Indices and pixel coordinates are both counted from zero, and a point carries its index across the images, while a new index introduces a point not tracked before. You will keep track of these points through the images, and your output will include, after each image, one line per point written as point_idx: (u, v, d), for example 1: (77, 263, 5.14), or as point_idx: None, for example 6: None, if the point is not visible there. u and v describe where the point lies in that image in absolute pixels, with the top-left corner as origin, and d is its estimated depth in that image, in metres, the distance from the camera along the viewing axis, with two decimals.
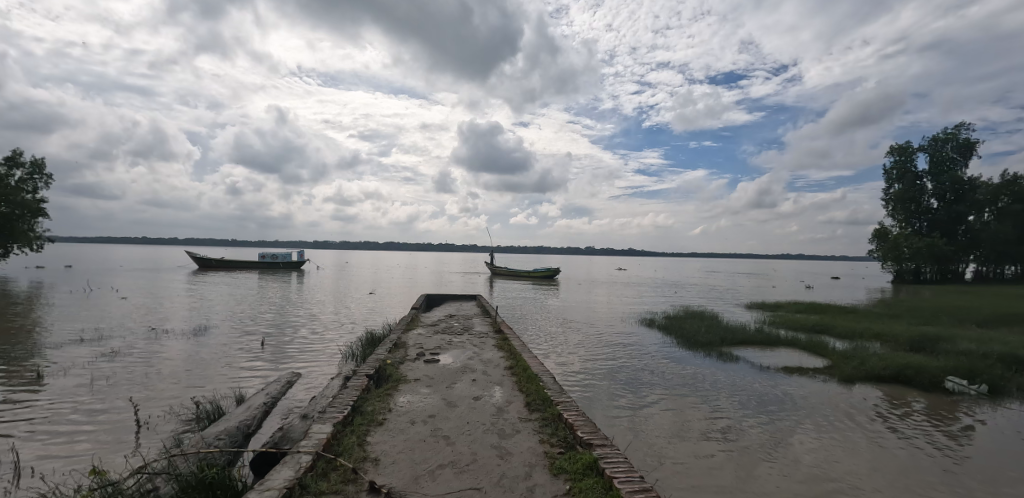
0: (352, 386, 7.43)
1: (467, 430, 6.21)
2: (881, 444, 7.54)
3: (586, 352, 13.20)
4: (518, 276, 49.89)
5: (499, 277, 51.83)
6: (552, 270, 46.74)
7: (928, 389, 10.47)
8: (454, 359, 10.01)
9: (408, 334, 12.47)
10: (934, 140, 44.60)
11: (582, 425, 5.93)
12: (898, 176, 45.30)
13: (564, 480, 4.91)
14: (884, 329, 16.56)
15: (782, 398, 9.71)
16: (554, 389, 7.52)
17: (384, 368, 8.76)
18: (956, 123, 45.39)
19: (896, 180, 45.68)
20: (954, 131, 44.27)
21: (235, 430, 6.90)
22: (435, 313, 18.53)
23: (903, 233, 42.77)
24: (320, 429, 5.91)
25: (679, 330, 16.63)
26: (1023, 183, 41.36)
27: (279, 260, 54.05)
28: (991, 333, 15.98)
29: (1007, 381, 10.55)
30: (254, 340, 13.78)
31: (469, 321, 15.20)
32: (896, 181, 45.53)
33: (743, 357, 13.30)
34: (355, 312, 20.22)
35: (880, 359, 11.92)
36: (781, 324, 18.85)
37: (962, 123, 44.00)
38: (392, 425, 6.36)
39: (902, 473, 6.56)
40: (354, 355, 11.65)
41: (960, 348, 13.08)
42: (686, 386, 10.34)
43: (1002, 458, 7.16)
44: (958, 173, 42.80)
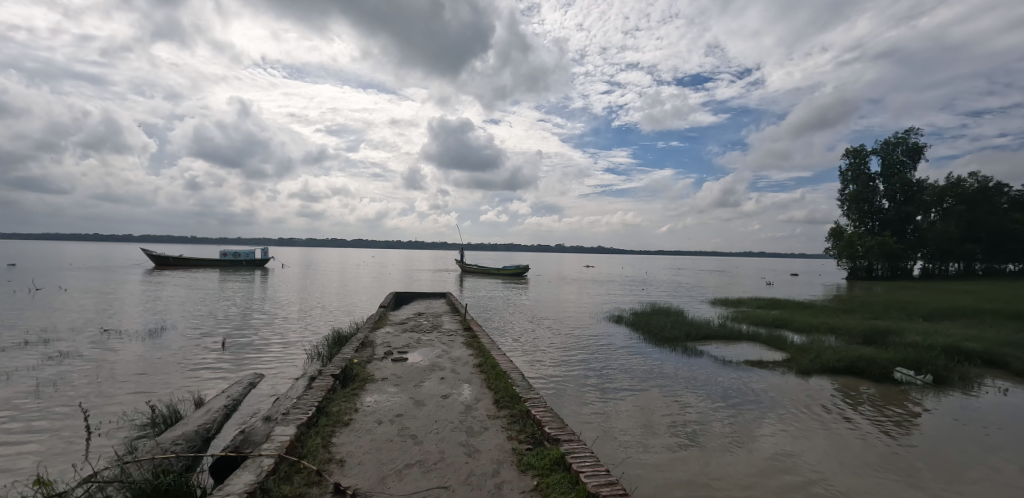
0: (316, 387, 7.22)
1: (434, 429, 6.13)
2: (836, 434, 7.87)
3: (555, 349, 13.31)
4: (489, 274, 49.78)
5: (470, 274, 51.75)
6: (522, 268, 46.94)
7: (878, 380, 11.00)
8: (422, 357, 9.88)
9: (375, 333, 12.25)
10: (885, 144, 46.82)
11: (550, 421, 5.94)
12: (852, 177, 47.44)
13: (531, 477, 4.91)
14: (837, 323, 17.35)
15: (745, 391, 10.02)
16: (523, 386, 7.51)
17: (350, 367, 8.56)
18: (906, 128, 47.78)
19: (851, 182, 47.82)
20: (903, 135, 46.58)
21: (193, 434, 6.61)
22: (402, 311, 18.23)
23: (857, 232, 44.89)
24: (283, 431, 5.72)
25: (646, 325, 16.98)
26: (965, 185, 43.89)
27: (242, 258, 52.29)
28: (934, 326, 16.94)
29: (950, 372, 11.18)
30: (214, 341, 13.29)
31: (438, 319, 15.06)
32: (851, 182, 47.69)
33: (707, 351, 13.67)
34: (321, 310, 19.81)
35: (835, 352, 12.46)
36: (743, 319, 19.50)
37: (911, 128, 46.31)
38: (359, 425, 6.23)
39: (856, 460, 6.88)
40: (320, 355, 11.36)
41: (907, 341, 13.83)
42: (652, 381, 10.53)
43: (947, 445, 7.56)
44: (906, 175, 45.21)
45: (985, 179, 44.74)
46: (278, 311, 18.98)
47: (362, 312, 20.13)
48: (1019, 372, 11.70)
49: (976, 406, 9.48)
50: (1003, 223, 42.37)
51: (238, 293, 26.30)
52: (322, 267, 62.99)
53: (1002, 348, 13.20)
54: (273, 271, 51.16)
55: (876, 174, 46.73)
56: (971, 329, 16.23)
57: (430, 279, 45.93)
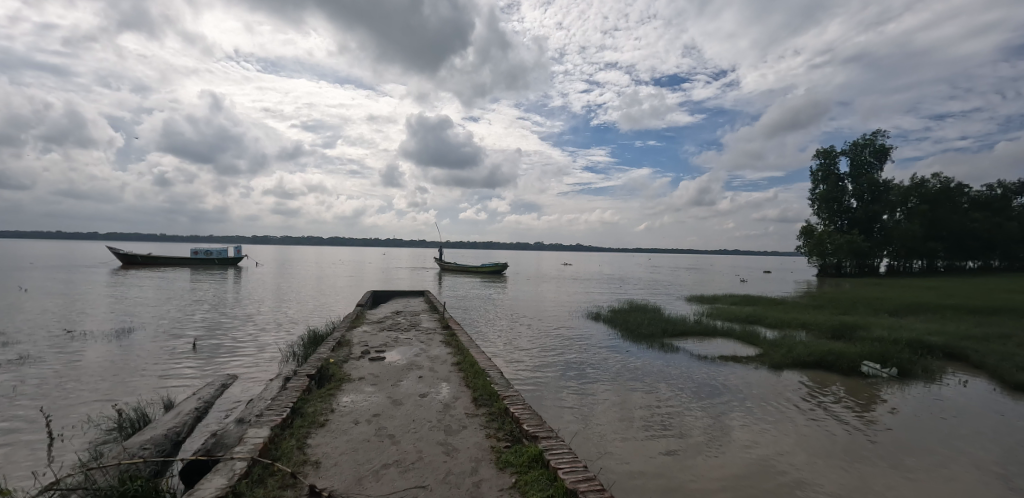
0: (291, 388, 7.07)
1: (412, 429, 6.08)
2: (808, 426, 8.11)
3: (534, 347, 13.35)
4: (467, 271, 49.71)
5: (449, 272, 51.62)
6: (500, 266, 47.00)
7: (846, 373, 11.35)
8: (400, 356, 9.78)
9: (352, 332, 12.07)
10: (854, 145, 48.25)
11: (528, 418, 5.95)
12: (823, 177, 48.80)
13: (509, 474, 4.91)
14: (807, 319, 17.87)
15: (720, 386, 10.23)
16: (501, 384, 7.50)
17: (326, 367, 8.42)
18: (874, 130, 49.26)
19: (821, 182, 49.19)
20: (871, 137, 48.05)
21: (162, 437, 6.40)
22: (381, 310, 18.04)
23: (827, 230, 46.31)
24: (256, 433, 5.58)
25: (624, 322, 17.18)
26: (929, 185, 45.63)
27: (214, 257, 51.06)
28: (898, 321, 17.60)
29: (914, 365, 11.62)
30: (185, 342, 12.90)
31: (416, 318, 14.94)
32: (822, 182, 49.05)
33: (683, 347, 13.91)
34: (297, 310, 19.48)
35: (806, 346, 12.81)
36: (718, 315, 19.92)
37: (878, 130, 47.80)
38: (335, 426, 6.12)
39: (827, 452, 7.09)
40: (295, 355, 11.15)
41: (874, 335, 14.32)
42: (629, 378, 10.64)
43: (912, 435, 7.85)
44: (874, 176, 46.76)
45: (947, 180, 46.62)
46: (251, 311, 18.56)
47: (339, 311, 19.85)
48: (977, 363, 12.25)
49: (937, 397, 9.88)
50: (963, 223, 44.24)
51: (209, 293, 25.67)
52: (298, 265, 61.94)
53: (961, 341, 13.79)
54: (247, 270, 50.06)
55: (846, 175, 48.19)
56: (933, 324, 16.88)
57: (407, 277, 45.58)
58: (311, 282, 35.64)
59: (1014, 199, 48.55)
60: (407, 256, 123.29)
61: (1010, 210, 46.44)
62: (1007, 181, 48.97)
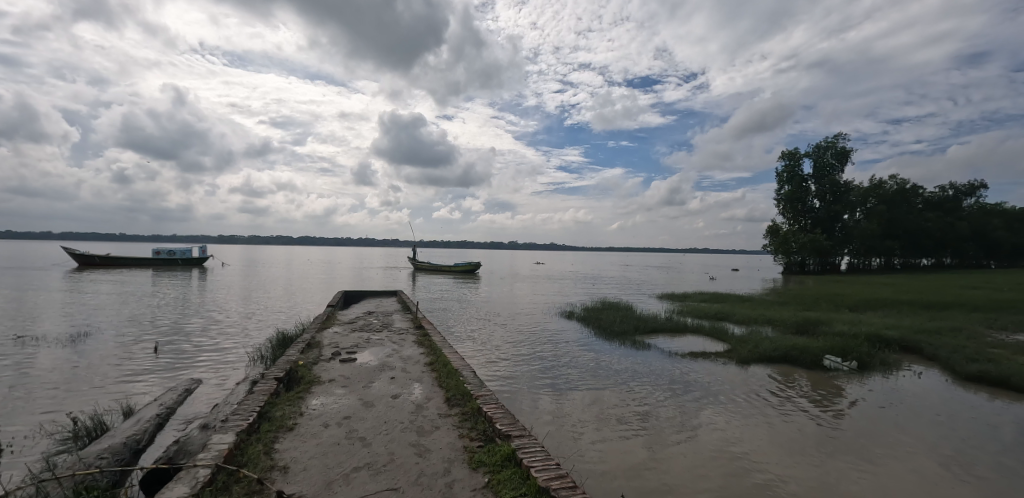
0: (258, 391, 6.87)
1: (384, 430, 5.99)
2: (774, 419, 8.36)
3: (507, 345, 13.36)
4: (441, 270, 49.44)
5: (423, 272, 51.18)
6: (473, 265, 46.91)
7: (809, 367, 11.77)
8: (372, 357, 9.64)
9: (322, 333, 11.83)
10: (817, 147, 49.77)
11: (501, 417, 5.95)
12: (787, 179, 50.36)
13: (482, 474, 4.89)
14: (773, 315, 18.44)
15: (690, 381, 10.44)
16: (474, 384, 7.47)
17: (295, 370, 8.22)
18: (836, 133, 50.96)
19: (786, 183, 50.77)
20: (833, 140, 49.67)
21: (121, 446, 6.13)
22: (353, 310, 17.78)
23: (791, 229, 47.97)
24: (220, 439, 5.39)
25: (597, 320, 17.37)
26: (886, 187, 47.66)
27: (178, 257, 49.53)
28: (856, 316, 18.38)
29: (872, 358, 12.15)
30: (146, 346, 12.38)
31: (389, 318, 14.74)
32: (786, 183, 50.69)
33: (654, 344, 14.18)
34: (265, 311, 19.00)
35: (771, 342, 13.22)
36: (688, 312, 20.40)
37: (840, 133, 49.46)
38: (304, 429, 5.98)
39: (793, 444, 7.32)
40: (263, 358, 10.86)
41: (836, 330, 14.91)
42: (601, 375, 10.76)
43: (872, 426, 8.17)
44: (835, 177, 48.60)
45: (903, 182, 48.85)
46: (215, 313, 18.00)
47: (309, 311, 19.46)
48: (930, 356, 12.88)
49: (893, 388, 10.36)
50: (917, 222, 46.44)
51: (169, 294, 24.75)
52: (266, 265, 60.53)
53: (914, 335, 14.49)
54: (212, 270, 48.60)
55: (809, 176, 49.89)
56: (889, 319, 17.70)
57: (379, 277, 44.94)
58: (279, 282, 34.89)
59: (965, 200, 51.14)
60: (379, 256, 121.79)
61: (960, 211, 48.99)
62: (958, 183, 51.56)
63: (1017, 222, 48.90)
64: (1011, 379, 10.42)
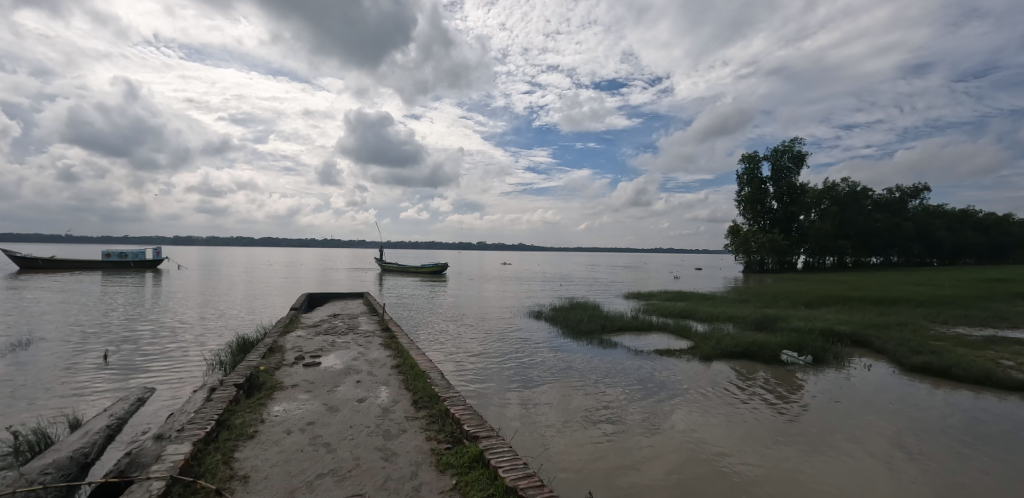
0: (216, 399, 6.61)
1: (349, 435, 5.87)
2: (737, 413, 8.68)
3: (476, 346, 13.35)
4: (409, 271, 48.83)
5: (391, 273, 50.57)
6: (441, 266, 46.74)
7: (768, 362, 12.26)
8: (337, 361, 9.44)
9: (285, 338, 11.48)
10: (775, 151, 51.75)
11: (469, 418, 5.94)
12: (747, 181, 52.26)
13: (450, 476, 4.85)
14: (733, 312, 19.14)
15: (656, 379, 10.67)
16: (442, 385, 7.43)
17: (256, 375, 7.96)
18: (792, 137, 53.13)
19: (746, 185, 52.68)
20: (790, 144, 51.77)
21: (67, 460, 5.76)
22: (318, 313, 17.37)
23: (752, 230, 49.87)
24: (175, 450, 5.14)
25: (565, 320, 17.58)
26: (838, 189, 50.19)
27: (131, 259, 47.13)
28: (810, 312, 19.28)
29: (826, 352, 12.76)
30: (93, 355, 11.68)
31: (355, 320, 14.48)
32: (746, 186, 52.52)
33: (620, 342, 14.44)
34: (224, 315, 18.32)
35: (733, 338, 13.68)
36: (653, 310, 20.91)
37: (796, 138, 51.71)
38: (266, 437, 5.78)
39: (754, 436, 7.64)
40: (222, 364, 10.46)
41: (792, 326, 15.60)
42: (569, 374, 10.89)
43: (826, 418, 8.57)
44: (791, 180, 50.70)
45: (854, 184, 51.55)
46: (169, 318, 17.17)
47: (271, 315, 18.84)
48: (878, 349, 13.63)
49: (847, 381, 10.90)
50: (867, 222, 49.09)
51: (118, 300, 23.46)
52: (228, 267, 58.19)
53: (862, 329, 15.33)
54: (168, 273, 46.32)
55: (767, 179, 51.87)
56: (840, 314, 18.65)
57: (344, 279, 43.94)
58: (238, 285, 33.62)
59: (910, 201, 54.32)
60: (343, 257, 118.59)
61: (905, 212, 52.13)
62: (905, 185, 54.65)
63: (956, 222, 52.24)
64: (952, 369, 11.18)
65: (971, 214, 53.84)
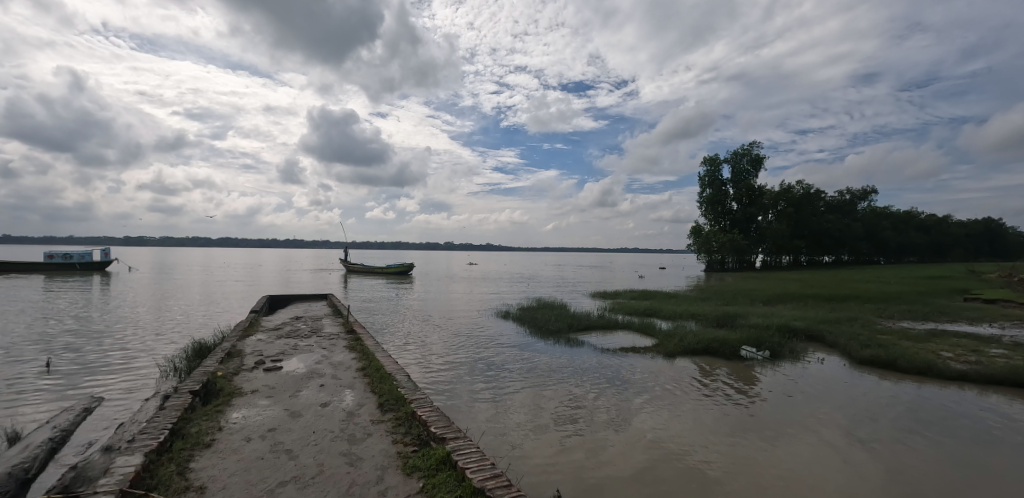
0: (170, 407, 6.31)
1: (312, 441, 5.72)
2: (699, 408, 8.98)
3: (444, 347, 13.26)
4: (374, 271, 48.03)
5: (356, 274, 49.65)
6: (407, 266, 46.30)
7: (729, 358, 12.71)
8: (299, 364, 9.18)
9: (244, 342, 11.08)
10: (734, 154, 53.59)
11: (435, 420, 5.91)
12: (709, 183, 53.97)
13: (417, 479, 4.79)
14: (695, 310, 19.76)
15: (623, 377, 10.86)
16: (409, 387, 7.33)
17: (213, 381, 7.65)
18: (752, 142, 55.13)
19: (707, 186, 54.40)
20: (749, 147, 53.70)
21: (4, 477, 5.36)
22: (280, 315, 16.85)
23: (713, 230, 51.60)
24: (125, 462, 4.86)
25: (532, 319, 17.75)
26: (793, 191, 52.50)
27: (75, 262, 44.41)
28: (767, 309, 20.14)
29: (782, 347, 13.34)
30: (30, 365, 10.88)
31: (319, 323, 14.12)
32: (707, 187, 54.22)
33: (587, 341, 14.66)
34: (179, 320, 17.51)
35: (695, 336, 14.12)
36: (619, 309, 21.35)
37: (754, 142, 53.72)
38: (223, 445, 5.56)
39: (716, 430, 7.92)
40: (177, 370, 10.00)
41: (751, 322, 16.25)
42: (537, 373, 10.98)
43: (783, 411, 8.95)
44: (749, 182, 52.78)
45: (808, 187, 54.06)
46: (117, 324, 16.22)
47: (229, 318, 18.14)
48: (830, 343, 14.35)
49: (801, 374, 11.42)
50: (820, 223, 51.63)
51: (59, 304, 22.06)
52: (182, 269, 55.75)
53: (814, 325, 16.12)
54: (116, 275, 43.90)
55: (727, 180, 53.76)
56: (795, 311, 19.56)
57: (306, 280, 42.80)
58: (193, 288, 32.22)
59: (859, 203, 57.46)
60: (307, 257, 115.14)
61: (855, 213, 55.08)
62: (854, 188, 57.73)
63: (901, 222, 55.56)
64: (897, 362, 11.91)
65: (914, 215, 57.41)
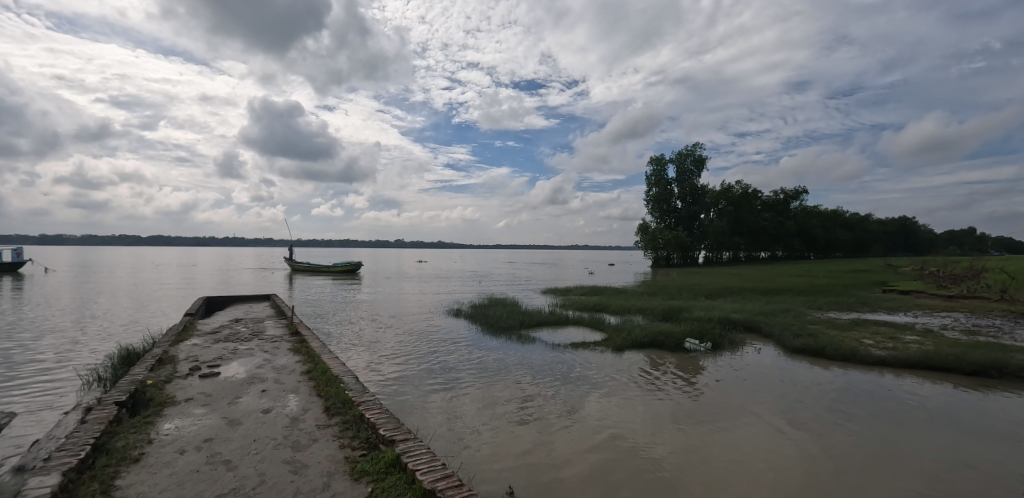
0: (92, 421, 5.80)
1: (252, 450, 5.46)
2: (647, 399, 9.38)
3: (394, 347, 13.03)
4: (323, 270, 46.43)
5: (301, 272, 47.78)
6: (354, 265, 45.18)
7: (674, 350, 13.31)
8: (238, 369, 8.72)
9: (177, 347, 10.37)
10: (678, 155, 55.95)
11: (384, 422, 5.82)
12: (654, 182, 56.12)
13: (365, 483, 4.69)
14: (643, 305, 20.54)
15: (574, 371, 11.13)
16: (357, 389, 7.16)
17: (142, 391, 7.13)
18: (695, 143, 57.77)
19: (653, 185, 56.55)
20: (693, 148, 56.21)
21: None
22: (217, 318, 15.94)
23: (658, 227, 53.82)
24: (39, 483, 4.43)
25: (483, 317, 17.78)
26: (733, 191, 55.60)
27: None
28: (709, 303, 21.26)
29: (723, 338, 14.13)
30: None
31: (260, 325, 13.45)
32: (653, 186, 56.37)
33: (539, 337, 14.86)
34: (100, 325, 16.13)
35: (642, 329, 14.67)
36: (570, 305, 21.82)
37: (696, 143, 56.35)
38: (154, 459, 5.20)
39: (662, 419, 8.32)
40: (100, 381, 9.22)
41: (695, 315, 17.08)
42: (490, 370, 11.03)
43: (722, 399, 9.50)
44: (694, 182, 55.41)
45: (747, 187, 57.36)
46: (26, 331, 14.71)
47: (161, 323, 16.92)
48: (767, 334, 15.35)
49: (740, 364, 12.15)
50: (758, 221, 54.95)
51: None
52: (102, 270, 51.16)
53: (750, 316, 17.19)
54: (22, 277, 39.72)
55: (672, 180, 56.14)
56: (733, 304, 20.75)
57: (249, 279, 40.75)
58: (119, 290, 29.82)
59: (793, 202, 61.53)
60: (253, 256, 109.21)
61: (790, 211, 58.95)
62: (789, 188, 61.77)
63: (831, 220, 60.11)
64: (825, 350, 12.93)
65: (841, 214, 62.15)
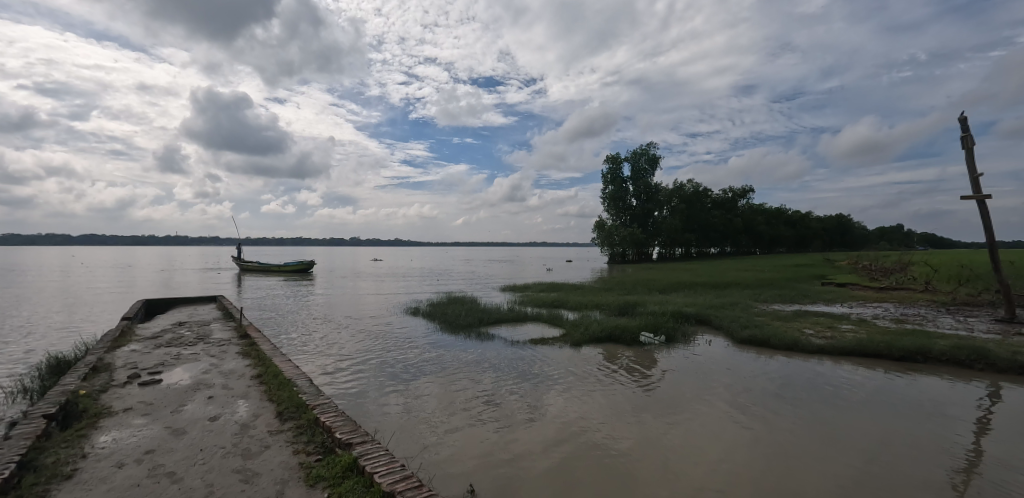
0: (17, 436, 5.35)
1: (199, 460, 5.22)
2: (606, 392, 9.66)
3: (350, 348, 12.75)
4: (274, 269, 44.58)
5: (249, 272, 45.77)
6: (306, 264, 43.73)
7: (630, 343, 13.78)
8: (182, 376, 8.27)
9: (113, 354, 9.69)
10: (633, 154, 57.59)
11: (341, 425, 5.71)
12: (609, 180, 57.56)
13: (320, 489, 4.59)
14: (600, 300, 21.13)
15: (534, 367, 11.28)
16: (311, 393, 6.97)
17: (73, 401, 6.63)
18: (648, 144, 59.68)
19: (608, 184, 57.98)
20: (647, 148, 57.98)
21: None
22: (158, 321, 15.03)
23: (615, 225, 55.27)
24: None
25: (441, 315, 17.71)
26: (685, 189, 57.87)
27: None
28: (662, 297, 22.13)
29: (676, 331, 14.75)
30: None
31: (207, 328, 12.77)
32: (609, 185, 57.76)
33: (497, 334, 14.97)
34: (19, 332, 14.83)
35: (599, 324, 15.08)
36: (528, 301, 22.12)
37: (650, 143, 58.22)
38: (89, 475, 4.85)
39: (620, 411, 8.62)
40: (24, 393, 8.48)
41: (650, 310, 17.72)
42: (450, 369, 11.02)
43: (676, 389, 9.91)
44: (648, 181, 57.23)
45: (698, 185, 59.82)
46: None
47: (92, 329, 15.74)
48: (716, 326, 16.16)
49: (692, 355, 12.71)
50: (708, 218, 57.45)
51: None
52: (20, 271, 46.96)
53: (700, 309, 18.05)
54: None
55: (626, 179, 57.76)
56: (685, 298, 21.71)
57: (190, 281, 38.63)
58: (42, 293, 27.42)
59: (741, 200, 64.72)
60: (198, 256, 102.88)
61: (738, 209, 61.98)
62: (737, 187, 64.87)
63: (775, 218, 63.66)
64: (770, 340, 13.75)
65: (784, 212, 65.95)
